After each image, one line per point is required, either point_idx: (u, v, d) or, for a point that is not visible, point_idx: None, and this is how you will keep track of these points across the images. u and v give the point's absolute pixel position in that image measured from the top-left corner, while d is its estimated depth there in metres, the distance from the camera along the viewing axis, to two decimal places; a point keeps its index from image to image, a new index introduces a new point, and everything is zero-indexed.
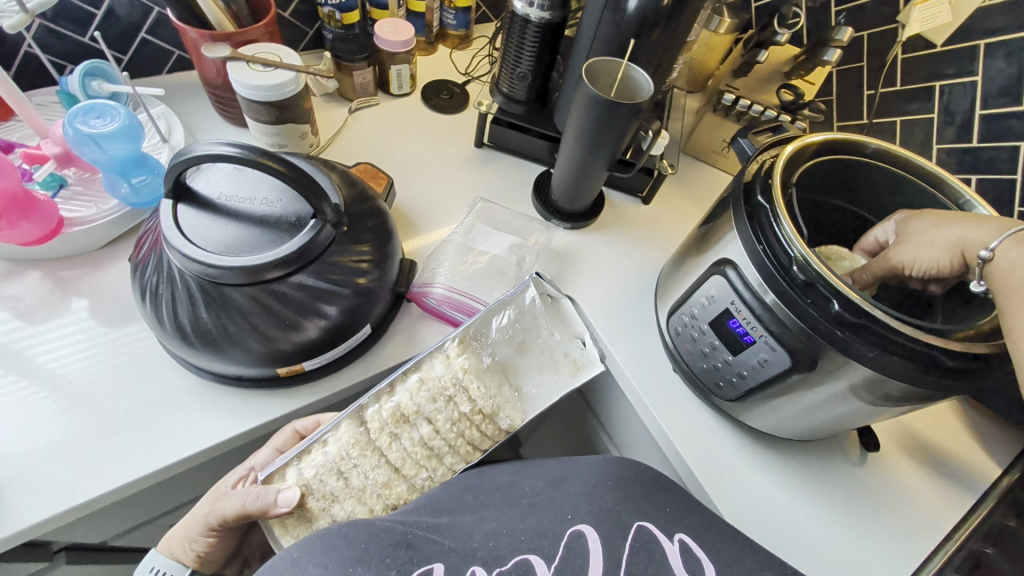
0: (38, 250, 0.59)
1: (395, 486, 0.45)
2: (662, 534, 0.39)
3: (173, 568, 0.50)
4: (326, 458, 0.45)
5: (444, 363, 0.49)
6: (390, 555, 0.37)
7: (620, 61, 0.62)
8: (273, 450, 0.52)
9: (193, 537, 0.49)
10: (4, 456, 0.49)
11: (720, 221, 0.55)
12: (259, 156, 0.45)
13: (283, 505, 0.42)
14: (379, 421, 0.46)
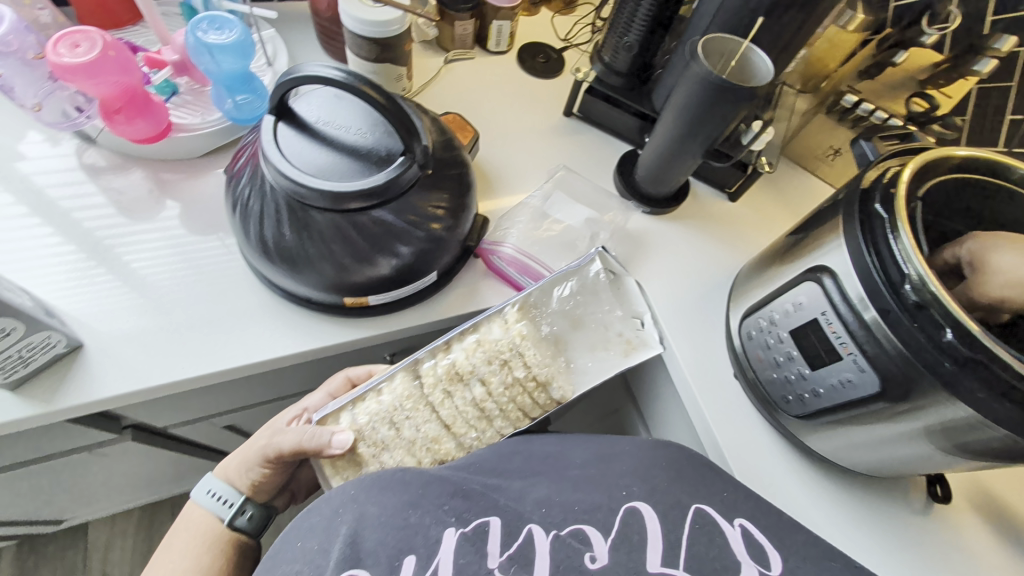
0: (148, 150, 0.64)
1: (441, 443, 0.45)
2: (723, 518, 0.38)
3: (229, 492, 0.54)
4: (380, 407, 0.45)
5: (503, 327, 0.48)
6: (448, 504, 0.37)
7: (740, 41, 0.57)
8: (326, 395, 0.54)
9: (250, 466, 0.53)
10: (95, 331, 0.53)
11: (822, 226, 0.51)
12: (362, 84, 0.45)
13: (337, 447, 0.43)
14: (434, 377, 0.46)
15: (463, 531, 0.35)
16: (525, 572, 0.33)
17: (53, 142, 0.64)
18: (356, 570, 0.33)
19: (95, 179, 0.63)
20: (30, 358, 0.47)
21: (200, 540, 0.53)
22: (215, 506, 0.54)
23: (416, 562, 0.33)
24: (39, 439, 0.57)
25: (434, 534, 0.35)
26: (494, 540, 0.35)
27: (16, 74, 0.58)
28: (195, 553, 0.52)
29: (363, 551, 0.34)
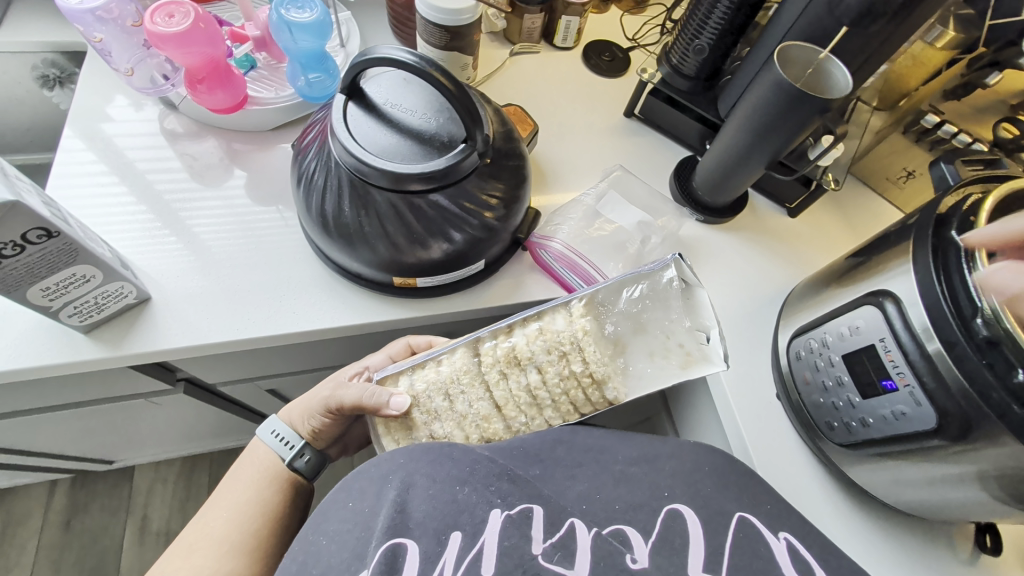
0: (225, 121, 0.67)
1: (491, 422, 0.46)
2: (767, 530, 0.39)
3: (292, 435, 0.57)
4: (438, 377, 0.46)
5: (567, 319, 0.47)
6: (495, 484, 0.38)
7: (820, 50, 0.55)
8: (387, 357, 0.57)
9: (313, 414, 0.55)
10: (162, 287, 0.56)
11: (889, 248, 0.48)
12: (432, 69, 0.45)
13: (394, 408, 0.45)
14: (493, 357, 0.46)
15: (508, 514, 0.36)
16: (568, 562, 0.34)
17: (138, 107, 0.69)
18: (404, 539, 0.35)
19: (173, 144, 0.66)
20: (102, 305, 0.50)
21: (260, 474, 0.56)
22: (277, 447, 0.57)
23: (462, 539, 0.34)
24: (104, 383, 0.61)
25: (480, 513, 0.36)
26: (537, 526, 0.36)
27: (114, 39, 0.62)
28: (257, 486, 0.55)
29: (411, 522, 0.36)
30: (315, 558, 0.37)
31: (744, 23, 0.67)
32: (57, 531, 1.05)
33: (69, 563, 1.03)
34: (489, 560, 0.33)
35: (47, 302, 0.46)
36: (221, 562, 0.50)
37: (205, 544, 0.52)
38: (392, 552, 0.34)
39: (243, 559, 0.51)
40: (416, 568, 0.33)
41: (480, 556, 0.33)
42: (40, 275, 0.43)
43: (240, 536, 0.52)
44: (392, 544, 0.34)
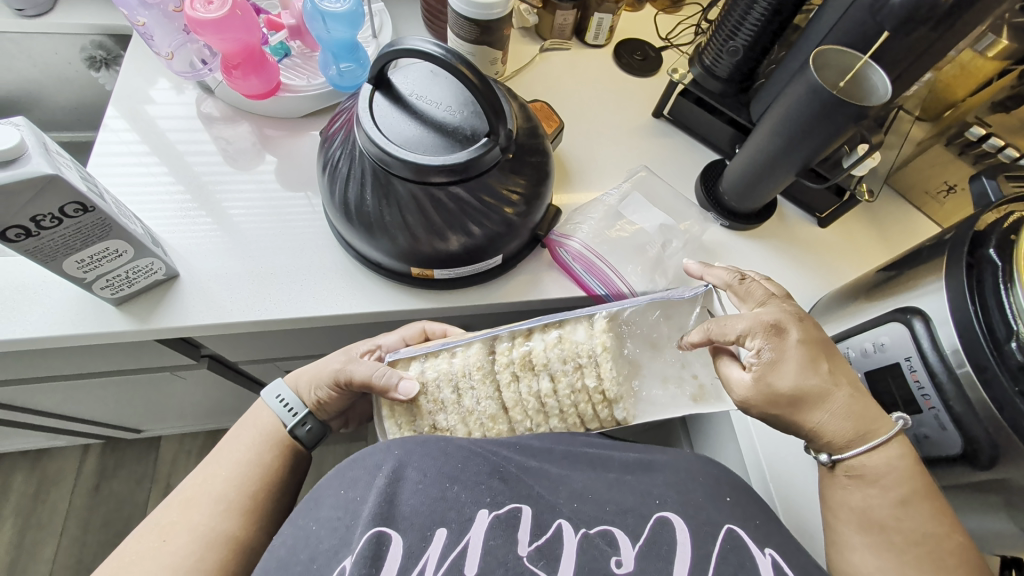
0: (257, 106, 0.69)
1: (498, 421, 0.46)
2: (753, 543, 0.38)
3: (295, 402, 0.54)
4: (449, 368, 0.46)
5: (588, 331, 0.47)
6: (485, 483, 0.38)
7: (859, 55, 0.53)
8: (401, 339, 0.55)
9: (319, 385, 0.53)
10: (188, 265, 0.58)
11: (918, 266, 0.47)
12: (458, 62, 0.46)
13: (402, 393, 0.44)
14: (507, 358, 0.46)
15: (495, 514, 0.37)
16: (551, 569, 0.35)
17: (178, 91, 0.71)
18: (386, 529, 0.35)
19: (208, 128, 0.68)
20: (132, 279, 0.52)
21: (260, 435, 0.53)
22: (280, 412, 0.54)
23: (447, 536, 0.35)
24: (130, 355, 0.63)
25: (468, 512, 0.37)
26: (524, 528, 0.37)
27: (156, 23, 0.64)
28: (257, 447, 0.53)
29: (397, 514, 0.36)
30: (303, 542, 0.36)
31: (783, 25, 0.65)
32: (86, 494, 1.10)
33: (96, 525, 1.08)
34: (473, 559, 0.34)
35: (80, 274, 0.48)
36: (217, 520, 0.48)
37: (202, 499, 0.49)
38: (375, 541, 0.34)
39: (238, 519, 0.49)
40: (398, 561, 0.34)
41: (465, 554, 0.35)
42: (75, 247, 0.45)
43: (238, 494, 0.50)
44: (375, 533, 0.34)
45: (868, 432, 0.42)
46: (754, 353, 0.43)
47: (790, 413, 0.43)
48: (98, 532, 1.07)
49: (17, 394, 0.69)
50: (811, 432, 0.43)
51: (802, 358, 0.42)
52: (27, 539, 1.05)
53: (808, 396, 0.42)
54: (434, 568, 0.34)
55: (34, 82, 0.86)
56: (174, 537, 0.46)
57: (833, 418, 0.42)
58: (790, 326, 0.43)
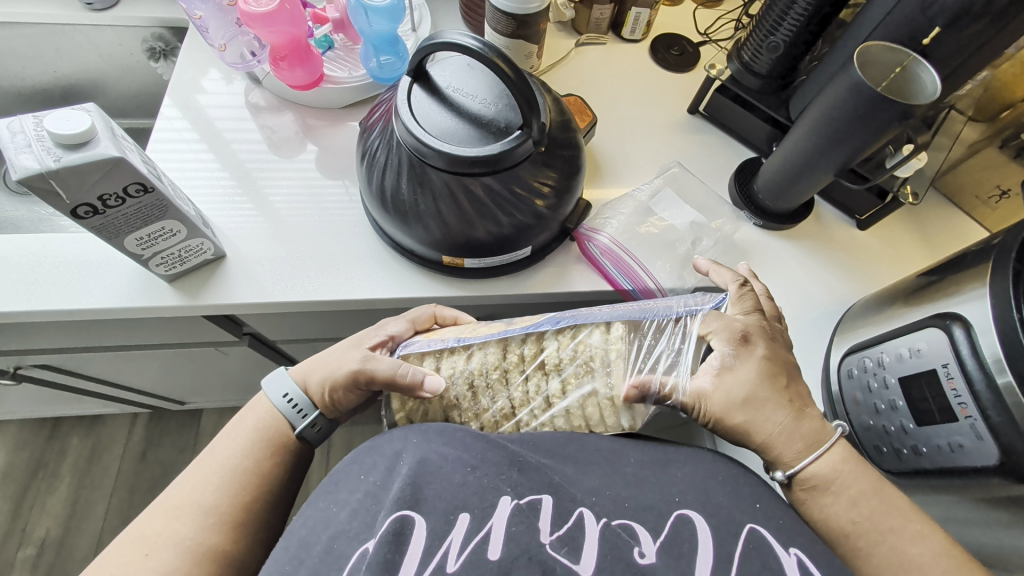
0: (302, 97, 0.72)
1: (509, 418, 0.46)
2: (777, 542, 0.38)
3: (306, 405, 0.55)
4: (466, 367, 0.47)
5: (603, 337, 0.47)
6: (506, 473, 0.39)
7: (907, 52, 0.51)
8: (410, 324, 0.56)
9: (335, 383, 0.52)
10: (236, 247, 0.61)
11: (960, 271, 0.45)
12: (494, 56, 0.47)
13: (428, 390, 0.46)
14: (518, 354, 0.47)
15: (518, 503, 0.37)
16: (575, 556, 0.35)
17: (228, 81, 0.74)
18: (410, 512, 0.36)
19: (255, 117, 0.72)
20: (184, 258, 0.56)
21: (276, 428, 0.55)
22: (287, 412, 0.55)
23: (470, 521, 0.36)
24: (179, 330, 0.67)
25: (491, 498, 0.37)
26: (545, 518, 0.37)
27: (212, 17, 0.68)
28: (255, 454, 0.53)
29: (421, 498, 0.37)
30: (324, 523, 0.38)
31: (828, 20, 0.63)
32: (134, 460, 1.17)
33: (142, 489, 1.15)
34: (496, 543, 0.35)
35: (140, 250, 0.52)
36: (205, 535, 0.49)
37: (190, 510, 0.50)
38: (399, 525, 0.35)
39: (226, 533, 0.50)
40: (423, 543, 0.35)
41: (488, 538, 0.35)
42: (137, 225, 0.49)
43: (248, 484, 0.51)
44: (399, 516, 0.36)
45: (813, 443, 0.45)
46: (717, 356, 0.46)
47: (742, 421, 0.45)
48: (144, 496, 1.14)
49: (78, 361, 0.75)
50: (762, 445, 0.45)
51: (759, 367, 0.46)
52: (81, 498, 1.13)
53: (759, 403, 0.45)
54: (456, 553, 0.34)
55: (98, 72, 0.91)
56: (206, 500, 0.50)
57: (783, 427, 0.45)
58: (754, 338, 0.48)
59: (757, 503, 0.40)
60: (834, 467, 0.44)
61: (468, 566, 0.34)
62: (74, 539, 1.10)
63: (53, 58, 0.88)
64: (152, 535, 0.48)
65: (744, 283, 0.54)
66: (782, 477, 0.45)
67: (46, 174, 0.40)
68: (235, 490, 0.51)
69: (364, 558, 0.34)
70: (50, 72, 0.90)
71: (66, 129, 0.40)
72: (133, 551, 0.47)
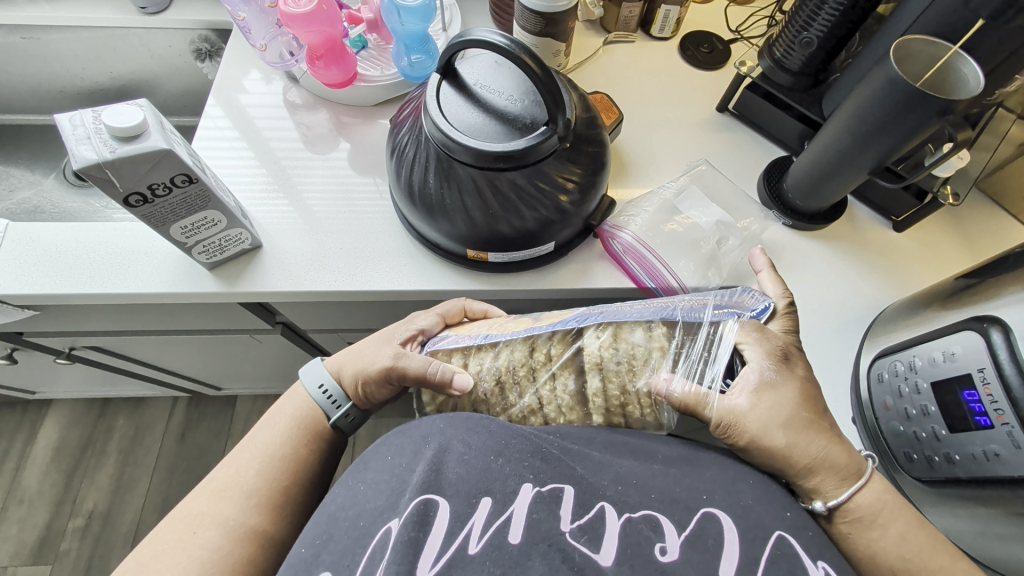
0: (336, 95, 0.74)
1: (536, 413, 0.47)
2: (805, 555, 0.36)
3: (338, 394, 0.57)
4: (493, 364, 0.49)
5: (646, 335, 0.47)
6: (528, 460, 0.39)
7: (947, 46, 0.49)
8: (439, 317, 0.58)
9: (366, 377, 0.54)
10: (271, 242, 0.64)
11: (1001, 274, 0.43)
12: (521, 52, 0.47)
13: (458, 386, 0.47)
14: (546, 353, 0.47)
15: (539, 490, 0.37)
16: (594, 545, 0.35)
17: (268, 81, 0.78)
18: (434, 496, 0.37)
19: (292, 114, 0.75)
20: (224, 247, 0.59)
21: (306, 416, 0.57)
22: (322, 402, 0.58)
23: (492, 505, 0.37)
24: (218, 316, 0.71)
25: (512, 485, 0.38)
26: (566, 507, 0.37)
27: (253, 18, 0.72)
28: (291, 441, 0.56)
29: (444, 482, 0.38)
30: (351, 502, 0.40)
31: (865, 15, 0.61)
32: (174, 441, 1.24)
33: (180, 469, 1.21)
34: (517, 528, 0.35)
35: (184, 239, 0.55)
36: (248, 516, 0.51)
37: (235, 492, 0.53)
38: (423, 508, 0.36)
39: (266, 516, 0.52)
40: (445, 524, 0.36)
41: (509, 523, 0.36)
42: (180, 215, 0.52)
43: (281, 464, 0.54)
44: (423, 500, 0.37)
45: (853, 472, 0.42)
46: (755, 370, 0.44)
47: (783, 445, 0.42)
48: (182, 476, 1.19)
49: (126, 344, 0.79)
50: (800, 472, 0.43)
51: (799, 390, 0.44)
52: (125, 475, 1.20)
53: (799, 426, 0.43)
54: (478, 535, 0.35)
55: (149, 73, 0.97)
56: (238, 488, 0.53)
57: (823, 454, 0.43)
58: (794, 358, 0.46)
59: (788, 511, 0.39)
60: (879, 498, 0.42)
61: (490, 548, 0.34)
62: (118, 514, 1.16)
63: (110, 60, 0.93)
64: (198, 514, 0.51)
65: (790, 299, 0.52)
66: (821, 508, 0.42)
67: (102, 164, 0.43)
68: (272, 476, 0.54)
69: (389, 535, 0.36)
70: (107, 73, 0.96)
71: (121, 123, 0.43)
72: (182, 531, 0.50)
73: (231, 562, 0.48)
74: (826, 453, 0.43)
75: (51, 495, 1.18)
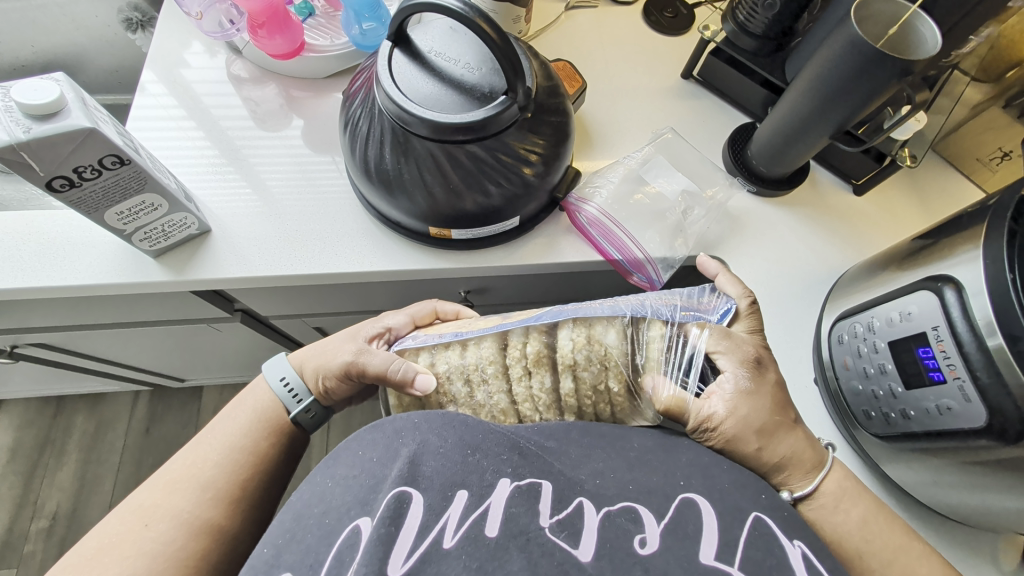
0: (284, 67, 0.70)
1: (508, 415, 0.45)
2: (782, 534, 0.37)
3: (301, 389, 0.56)
4: (461, 362, 0.46)
5: (619, 334, 0.46)
6: (506, 454, 0.38)
7: (909, 6, 0.49)
8: (410, 318, 0.57)
9: (327, 373, 0.53)
10: (226, 230, 0.60)
11: (957, 232, 0.44)
12: (477, 17, 0.45)
13: (419, 387, 0.45)
14: (521, 352, 0.45)
15: (518, 485, 0.37)
16: (573, 540, 0.35)
17: (211, 54, 0.73)
18: (409, 489, 0.36)
19: (238, 90, 0.70)
20: (168, 233, 0.55)
21: (256, 418, 0.56)
22: (283, 396, 0.56)
23: (468, 498, 0.36)
24: (172, 306, 0.67)
25: (490, 479, 0.37)
26: (546, 502, 0.37)
27: None
28: (253, 433, 0.55)
29: (420, 474, 0.37)
30: (317, 498, 0.39)
31: None
32: (139, 435, 1.20)
33: (148, 464, 1.17)
34: (494, 522, 0.35)
35: (121, 225, 0.51)
36: (202, 510, 0.50)
37: (190, 484, 0.51)
38: (397, 501, 0.35)
39: (222, 508, 0.51)
40: (420, 517, 0.35)
41: (486, 517, 0.35)
42: (114, 200, 0.48)
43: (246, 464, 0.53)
44: (398, 492, 0.36)
45: (815, 464, 0.45)
46: (731, 379, 0.46)
47: (755, 447, 0.44)
48: (150, 470, 1.16)
49: (74, 339, 0.75)
50: (770, 471, 0.45)
51: (771, 393, 0.46)
52: (89, 473, 1.16)
53: (772, 429, 0.45)
54: (453, 528, 0.35)
55: (76, 46, 0.89)
56: (196, 491, 0.50)
57: (793, 452, 0.45)
58: (765, 364, 0.48)
59: (763, 494, 0.40)
60: (840, 485, 0.45)
61: (465, 541, 0.34)
62: (84, 512, 1.13)
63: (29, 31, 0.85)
64: (151, 506, 0.49)
65: (751, 298, 0.52)
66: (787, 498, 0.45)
67: (17, 146, 0.39)
68: (231, 469, 0.52)
69: (359, 534, 0.35)
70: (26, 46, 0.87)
71: (36, 101, 0.39)
72: (133, 523, 0.48)
73: (184, 556, 0.47)
74: (795, 450, 0.45)
75: (10, 498, 1.13)
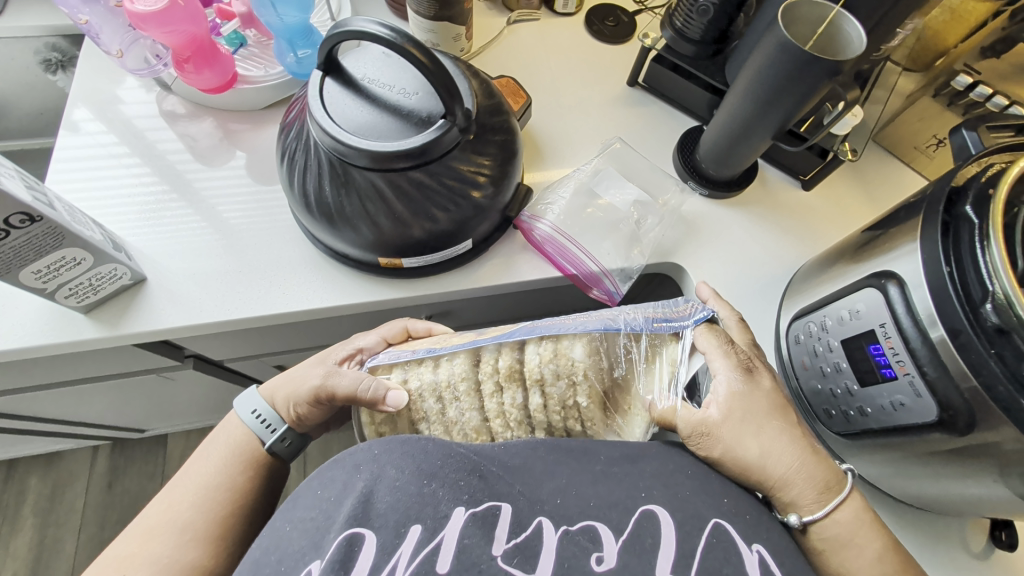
0: (216, 101, 0.67)
1: (481, 434, 0.44)
2: (741, 539, 0.36)
3: (272, 417, 0.53)
4: (433, 378, 0.45)
5: (587, 350, 0.44)
6: (463, 481, 0.37)
7: (831, 6, 0.50)
8: (382, 339, 0.54)
9: (298, 400, 0.51)
10: (169, 273, 0.57)
11: (896, 228, 0.44)
12: (406, 43, 0.44)
13: (391, 403, 0.43)
14: (493, 366, 0.44)
15: (473, 512, 0.35)
16: (528, 565, 0.33)
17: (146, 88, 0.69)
18: (362, 529, 0.34)
19: (171, 125, 0.67)
20: (96, 286, 0.52)
21: (228, 454, 0.52)
22: (257, 428, 0.53)
23: (421, 533, 0.34)
24: (115, 359, 0.64)
25: (444, 509, 0.35)
26: (502, 526, 0.35)
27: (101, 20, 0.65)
28: (228, 470, 0.51)
29: (373, 512, 0.35)
30: (273, 545, 0.37)
31: None
32: (101, 492, 1.13)
33: (112, 521, 1.11)
34: (446, 556, 0.33)
35: (41, 284, 0.47)
36: (179, 553, 0.47)
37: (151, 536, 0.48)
38: (347, 543, 0.34)
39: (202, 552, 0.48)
40: (371, 558, 0.33)
41: (438, 550, 0.33)
42: (29, 257, 0.45)
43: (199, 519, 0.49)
44: (351, 533, 0.34)
45: (830, 486, 0.42)
46: (724, 384, 0.44)
47: (756, 456, 0.41)
48: (114, 528, 1.10)
49: (10, 402, 0.70)
50: (775, 487, 0.42)
51: (767, 398, 0.44)
52: (47, 538, 1.09)
53: (772, 436, 0.42)
54: (405, 562, 0.33)
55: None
56: (144, 555, 0.47)
57: (798, 464, 0.42)
58: (759, 370, 0.46)
59: (726, 498, 0.39)
60: (857, 517, 0.42)
61: None
62: None
63: None
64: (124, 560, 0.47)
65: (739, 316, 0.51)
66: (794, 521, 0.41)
67: None
68: (205, 510, 0.49)
69: None
70: None
71: None
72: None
73: None
74: (800, 462, 0.42)
75: None
